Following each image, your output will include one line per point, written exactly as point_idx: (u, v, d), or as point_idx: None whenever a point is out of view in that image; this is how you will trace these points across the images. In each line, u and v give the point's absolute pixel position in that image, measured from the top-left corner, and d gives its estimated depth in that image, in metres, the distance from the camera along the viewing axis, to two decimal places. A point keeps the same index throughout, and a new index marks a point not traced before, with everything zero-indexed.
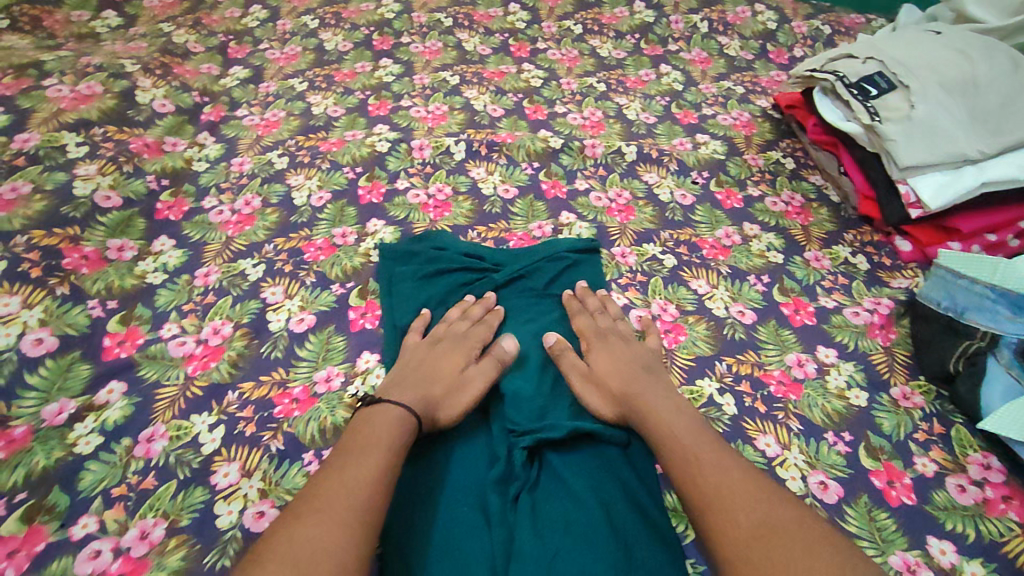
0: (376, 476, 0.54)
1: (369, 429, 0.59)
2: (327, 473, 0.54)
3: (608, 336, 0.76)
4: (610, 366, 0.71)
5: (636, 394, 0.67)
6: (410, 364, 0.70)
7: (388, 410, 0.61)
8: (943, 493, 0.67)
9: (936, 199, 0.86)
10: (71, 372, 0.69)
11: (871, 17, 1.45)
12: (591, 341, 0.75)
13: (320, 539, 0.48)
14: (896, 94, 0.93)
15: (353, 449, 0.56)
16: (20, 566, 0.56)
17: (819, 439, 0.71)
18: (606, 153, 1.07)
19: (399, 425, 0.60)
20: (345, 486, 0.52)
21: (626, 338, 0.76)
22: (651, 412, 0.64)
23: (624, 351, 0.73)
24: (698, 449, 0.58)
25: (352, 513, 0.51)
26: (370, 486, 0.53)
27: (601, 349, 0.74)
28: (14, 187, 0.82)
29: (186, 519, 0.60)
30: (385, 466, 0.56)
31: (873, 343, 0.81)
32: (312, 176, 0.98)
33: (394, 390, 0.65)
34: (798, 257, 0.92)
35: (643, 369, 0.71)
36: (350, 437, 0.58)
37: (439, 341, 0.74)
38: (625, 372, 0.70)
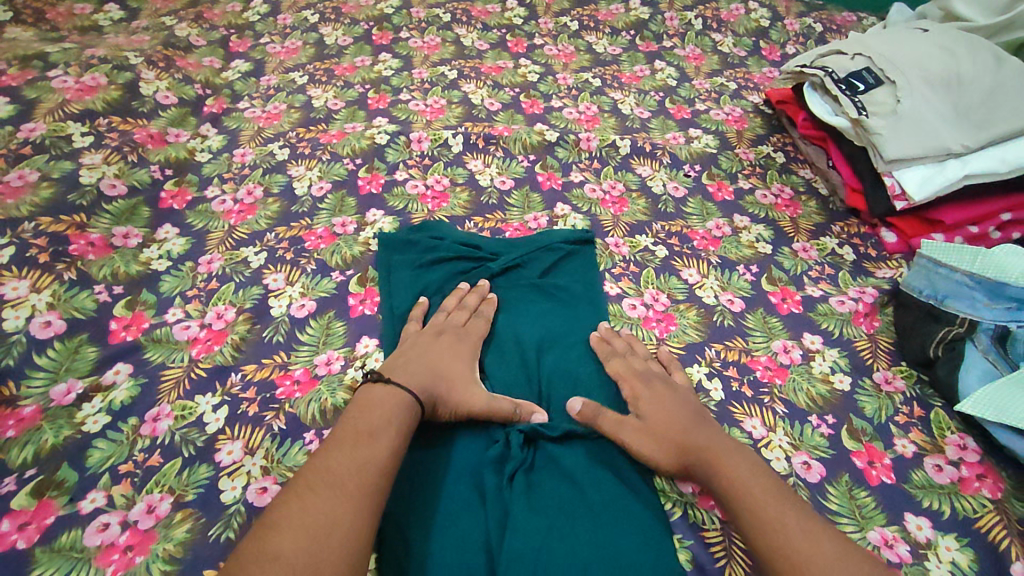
0: (381, 451, 0.57)
1: (374, 408, 0.61)
2: (335, 447, 0.56)
3: (651, 381, 0.72)
4: (664, 419, 0.67)
5: (699, 446, 0.64)
6: (409, 349, 0.72)
7: (389, 390, 0.63)
8: (921, 472, 0.70)
9: (919, 191, 0.89)
10: (78, 354, 0.71)
11: (862, 15, 1.48)
12: (635, 389, 0.71)
13: (328, 512, 0.50)
14: (883, 90, 0.96)
15: (359, 425, 0.59)
16: (32, 537, 0.58)
17: (803, 422, 0.74)
18: (601, 146, 1.09)
19: (402, 403, 0.62)
20: (352, 462, 0.55)
21: (667, 381, 0.73)
22: (720, 466, 0.62)
23: (672, 398, 0.70)
24: (781, 514, 0.57)
25: (359, 485, 0.53)
26: (376, 460, 0.56)
27: (648, 396, 0.70)
28: (21, 175, 0.84)
29: (192, 493, 0.62)
30: (391, 443, 0.58)
31: (857, 330, 0.84)
32: (312, 167, 1.00)
33: (398, 371, 0.67)
34: (786, 248, 0.95)
35: (697, 417, 0.68)
36: (356, 413, 0.61)
37: (443, 331, 0.75)
38: (681, 423, 0.67)
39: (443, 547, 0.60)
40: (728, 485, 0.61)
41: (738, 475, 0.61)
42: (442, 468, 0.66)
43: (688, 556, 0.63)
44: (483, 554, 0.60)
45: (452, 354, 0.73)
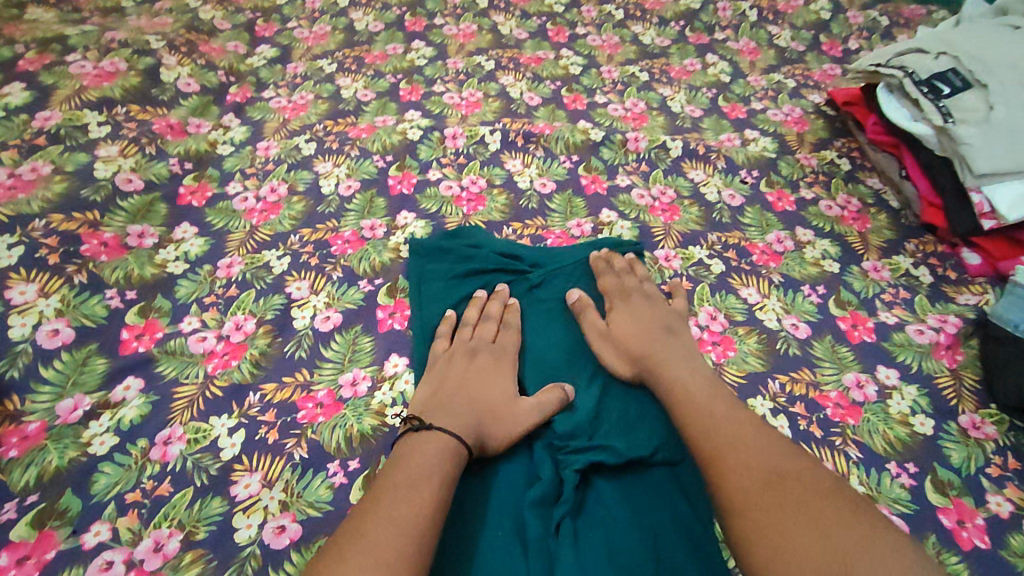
0: (420, 511, 0.50)
1: (416, 458, 0.55)
2: (370, 508, 0.50)
3: (631, 297, 0.75)
4: (627, 325, 0.71)
5: (654, 355, 0.67)
6: (441, 382, 0.65)
7: (432, 439, 0.58)
8: (1020, 537, 0.61)
9: (1013, 212, 0.80)
10: (86, 366, 0.66)
11: (933, 9, 1.37)
12: (614, 302, 0.75)
13: None
14: (972, 94, 0.85)
15: (397, 481, 0.53)
16: (29, 575, 0.52)
17: (881, 470, 0.66)
18: (650, 147, 1.01)
19: (446, 454, 0.56)
20: (391, 523, 0.49)
21: (650, 299, 0.75)
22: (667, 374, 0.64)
23: (645, 310, 0.73)
24: (714, 405, 0.59)
25: (398, 552, 0.47)
26: (417, 521, 0.50)
27: (623, 310, 0.74)
28: (34, 168, 0.78)
29: (203, 531, 0.56)
30: (432, 499, 0.52)
31: (939, 364, 0.75)
32: (340, 164, 0.93)
33: (434, 414, 0.61)
34: (855, 267, 0.86)
35: (665, 331, 0.70)
36: (392, 467, 0.55)
37: (477, 351, 0.69)
38: (642, 332, 0.70)
39: None
40: (673, 394, 0.62)
41: (683, 380, 0.63)
42: (479, 516, 0.60)
43: None
44: None
45: (489, 378, 0.67)
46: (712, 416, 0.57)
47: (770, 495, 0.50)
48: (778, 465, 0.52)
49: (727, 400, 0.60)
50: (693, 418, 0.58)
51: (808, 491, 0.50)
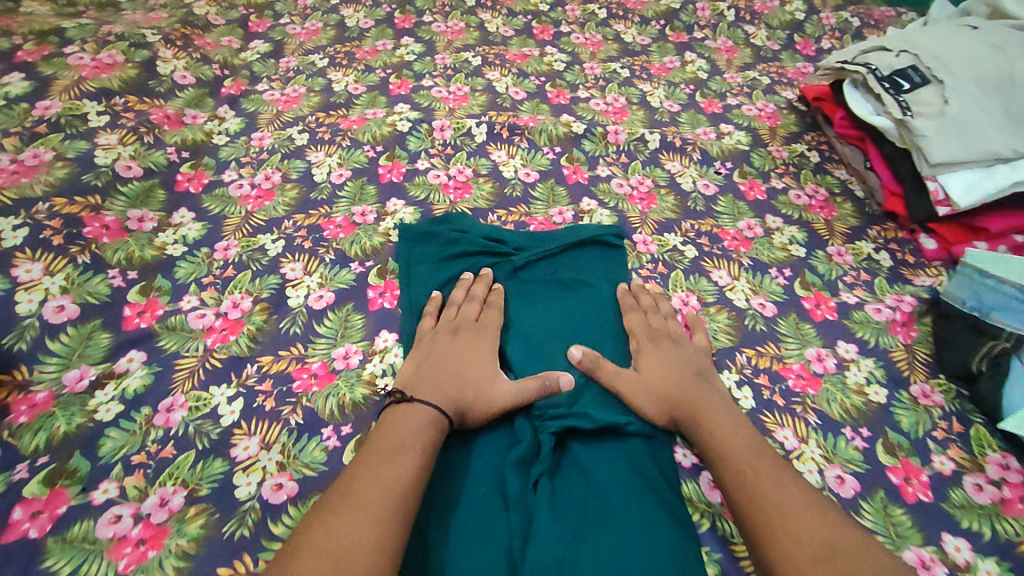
0: (404, 471, 0.55)
1: (402, 424, 0.60)
2: (358, 468, 0.55)
3: (659, 338, 0.74)
4: (659, 370, 0.70)
5: (691, 408, 0.66)
6: (426, 359, 0.69)
7: (413, 410, 0.62)
8: (960, 491, 0.67)
9: (965, 198, 0.85)
10: (91, 340, 0.69)
11: (901, 11, 1.43)
12: (641, 342, 0.74)
13: (353, 534, 0.49)
14: (929, 89, 0.90)
15: (384, 445, 0.57)
16: (43, 527, 0.56)
17: (836, 434, 0.71)
18: (629, 140, 1.06)
19: (430, 421, 0.61)
20: (376, 482, 0.53)
21: (677, 340, 0.74)
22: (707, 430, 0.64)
23: (675, 355, 0.72)
24: (759, 471, 0.59)
25: (383, 506, 0.52)
26: (402, 478, 0.54)
27: (652, 353, 0.73)
28: (35, 154, 0.81)
29: (206, 488, 0.60)
30: (415, 461, 0.56)
31: (894, 340, 0.80)
32: (331, 154, 0.97)
33: (416, 388, 0.65)
34: (820, 252, 0.91)
35: (696, 377, 0.70)
36: (380, 433, 0.59)
37: (459, 329, 0.73)
38: (677, 378, 0.69)
39: (465, 556, 0.58)
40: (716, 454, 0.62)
41: (727, 433, 0.63)
42: (463, 475, 0.64)
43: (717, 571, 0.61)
44: (505, 563, 0.58)
45: (470, 354, 0.70)
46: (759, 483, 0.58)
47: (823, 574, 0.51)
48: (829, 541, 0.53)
49: (771, 463, 0.60)
50: (740, 484, 0.59)
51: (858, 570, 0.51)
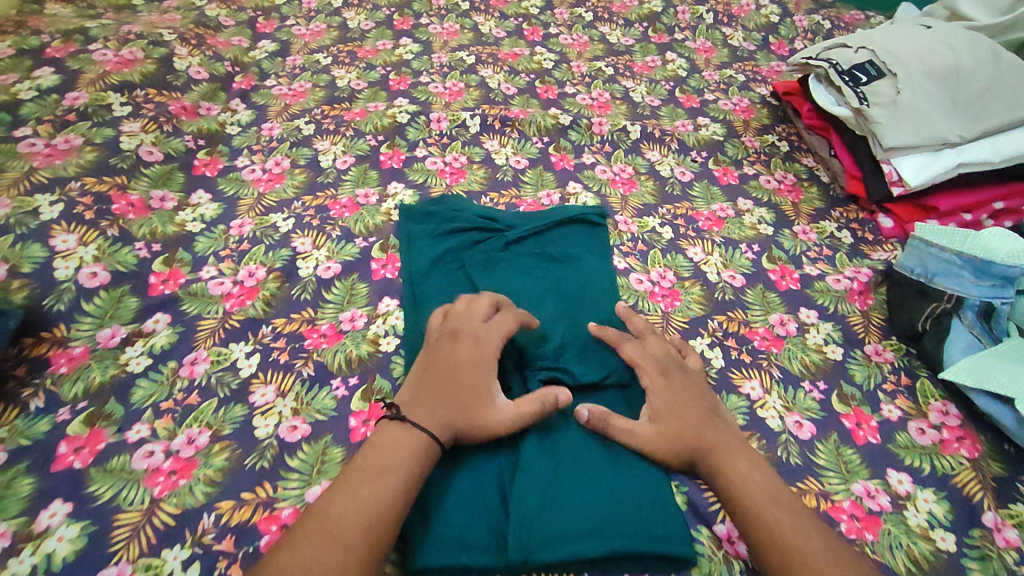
0: (383, 496, 0.54)
1: (391, 444, 0.58)
2: (341, 487, 0.55)
3: (667, 372, 0.69)
4: (673, 412, 0.66)
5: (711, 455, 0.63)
6: (424, 372, 0.66)
7: (406, 433, 0.59)
8: (904, 434, 0.74)
9: (916, 177, 0.93)
10: (122, 303, 0.77)
11: (870, 14, 1.52)
12: (651, 378, 0.69)
13: (320, 560, 0.49)
14: (884, 81, 0.99)
15: (369, 464, 0.56)
16: (86, 459, 0.63)
17: (796, 387, 0.79)
18: (613, 130, 1.14)
19: (422, 446, 0.59)
20: (352, 506, 0.53)
21: (684, 372, 0.70)
22: (727, 473, 0.62)
23: (686, 391, 0.68)
24: (781, 515, 0.57)
25: (355, 534, 0.51)
26: (380, 504, 0.54)
27: (662, 390, 0.68)
28: (66, 140, 0.89)
29: (228, 428, 0.67)
30: (396, 486, 0.55)
31: (851, 306, 0.88)
32: (336, 142, 1.05)
33: (412, 405, 0.62)
34: (787, 230, 0.99)
35: (710, 414, 0.67)
36: (369, 449, 0.58)
37: (459, 335, 0.69)
38: (694, 421, 0.65)
39: (463, 488, 0.63)
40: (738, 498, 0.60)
41: (748, 477, 0.61)
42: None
43: (685, 500, 0.67)
44: (498, 493, 0.63)
45: (468, 364, 0.66)
46: (784, 524, 0.56)
47: None
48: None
49: (793, 506, 0.59)
50: (767, 531, 0.56)
51: None
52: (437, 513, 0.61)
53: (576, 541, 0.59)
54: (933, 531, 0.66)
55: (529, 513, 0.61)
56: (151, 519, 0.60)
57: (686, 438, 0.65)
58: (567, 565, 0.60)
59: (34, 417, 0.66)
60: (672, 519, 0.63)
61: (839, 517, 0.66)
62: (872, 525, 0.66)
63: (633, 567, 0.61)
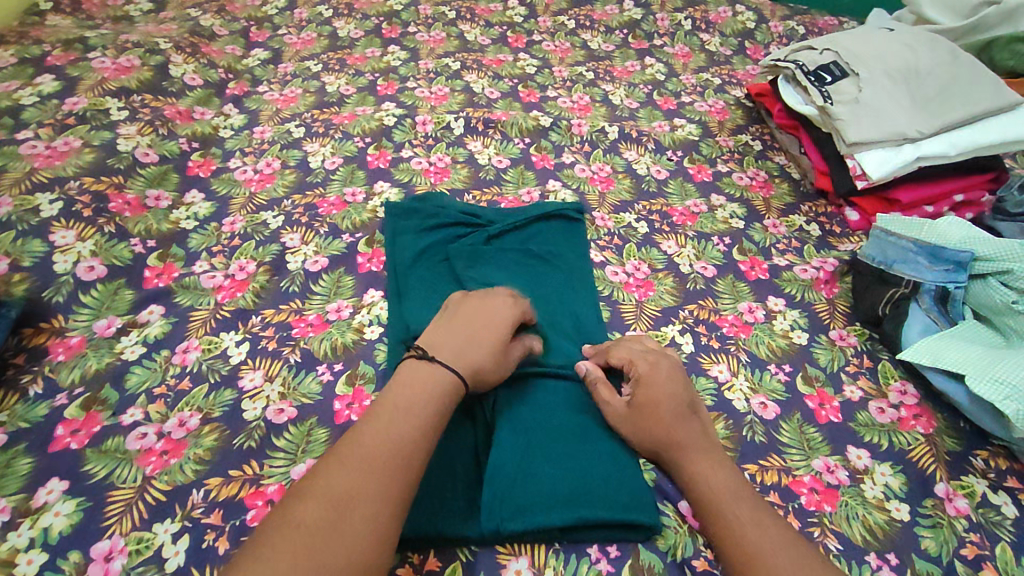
0: (410, 432, 0.57)
1: (400, 418, 0.58)
2: (372, 421, 0.58)
3: (655, 365, 0.71)
4: (652, 403, 0.68)
5: (679, 448, 0.65)
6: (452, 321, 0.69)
7: (433, 371, 0.62)
8: (865, 413, 0.78)
9: (878, 170, 0.97)
10: (117, 295, 0.80)
11: (843, 19, 1.58)
12: (638, 371, 0.70)
13: (354, 486, 0.53)
14: (848, 81, 1.04)
15: (394, 413, 0.58)
16: (82, 441, 0.67)
17: (763, 369, 0.82)
18: (591, 131, 1.19)
19: (447, 385, 0.62)
20: (382, 438, 0.56)
21: (674, 367, 0.72)
22: (690, 469, 0.64)
23: (671, 383, 0.69)
24: (740, 512, 0.60)
25: (384, 465, 0.55)
26: (408, 441, 0.57)
27: (644, 383, 0.69)
28: (66, 142, 0.93)
29: (218, 411, 0.71)
30: (424, 424, 0.58)
31: (818, 295, 0.92)
32: (325, 144, 1.09)
33: (438, 347, 0.65)
34: (758, 224, 1.04)
35: (689, 411, 0.68)
36: (396, 388, 0.61)
37: (484, 298, 0.72)
38: (670, 415, 0.67)
39: (442, 467, 0.67)
40: (701, 492, 0.63)
41: (710, 474, 0.63)
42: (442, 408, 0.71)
43: (652, 476, 0.70)
44: (475, 471, 0.67)
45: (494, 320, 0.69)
46: (742, 523, 0.59)
47: None
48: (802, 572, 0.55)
49: (753, 503, 0.61)
50: (724, 527, 0.60)
51: None
52: (416, 489, 0.65)
53: (547, 512, 0.63)
54: (889, 501, 0.69)
55: (502, 486, 0.65)
56: (143, 495, 0.63)
57: (657, 435, 0.66)
58: (537, 536, 0.63)
59: (33, 402, 0.69)
60: (637, 490, 0.66)
61: (800, 491, 0.70)
62: (831, 498, 0.69)
63: (600, 534, 0.64)
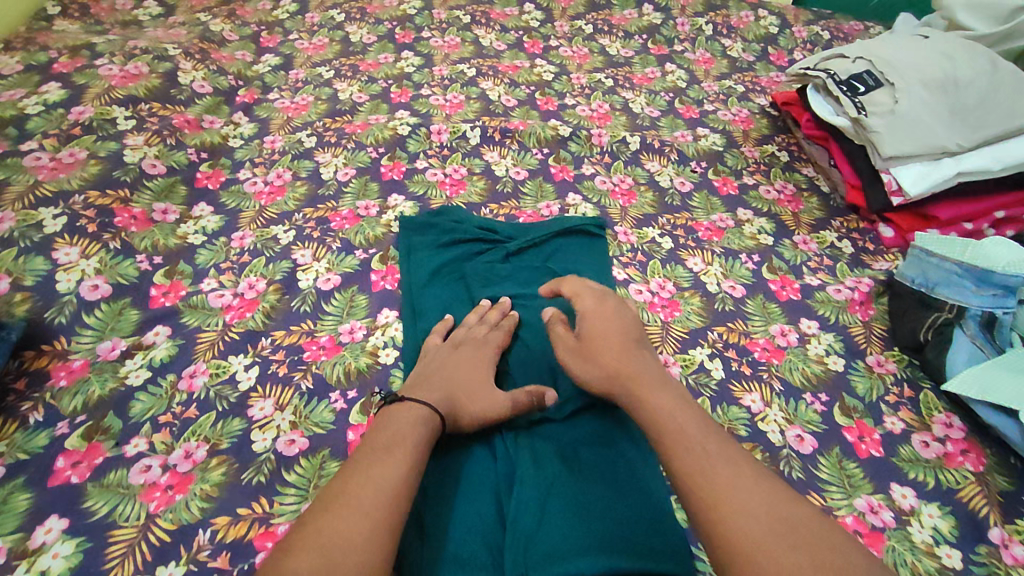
0: (395, 469, 0.56)
1: (383, 457, 0.57)
2: (354, 464, 0.57)
3: (605, 303, 0.72)
4: (603, 334, 0.68)
5: (632, 371, 0.64)
6: (431, 364, 0.71)
7: (407, 407, 0.63)
8: (908, 447, 0.73)
9: (915, 186, 0.93)
10: (122, 316, 0.77)
11: (869, 24, 1.53)
12: (586, 306, 0.71)
13: (345, 527, 0.51)
14: (881, 92, 1.00)
15: (374, 455, 0.57)
16: (83, 474, 0.63)
17: (798, 399, 0.78)
18: (612, 142, 1.14)
19: (422, 419, 0.62)
20: (368, 478, 0.55)
21: (621, 304, 0.72)
22: (647, 394, 0.61)
23: (619, 319, 0.70)
24: (702, 438, 0.56)
25: (372, 503, 0.53)
26: (393, 478, 0.56)
27: (595, 316, 0.70)
28: (71, 153, 0.90)
29: (226, 442, 0.67)
30: (407, 461, 0.58)
31: (853, 317, 0.88)
32: (337, 155, 1.05)
33: (418, 386, 0.67)
34: (787, 240, 0.99)
35: (636, 343, 0.68)
36: (375, 431, 0.61)
37: (463, 342, 0.74)
38: (618, 344, 0.67)
39: (461, 507, 0.63)
40: (655, 418, 0.59)
41: (666, 401, 0.60)
42: (458, 442, 0.68)
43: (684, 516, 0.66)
44: (495, 511, 0.64)
45: (472, 365, 0.71)
46: (705, 452, 0.55)
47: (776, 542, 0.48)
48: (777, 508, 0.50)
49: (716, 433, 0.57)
50: (684, 450, 0.55)
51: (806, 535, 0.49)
52: (433, 530, 0.61)
53: (574, 556, 0.59)
54: (939, 547, 0.65)
55: (525, 529, 0.61)
56: (147, 535, 0.60)
57: (609, 360, 0.65)
58: None
59: (33, 430, 0.66)
60: (669, 537, 0.62)
61: None
62: (876, 542, 0.65)
63: None
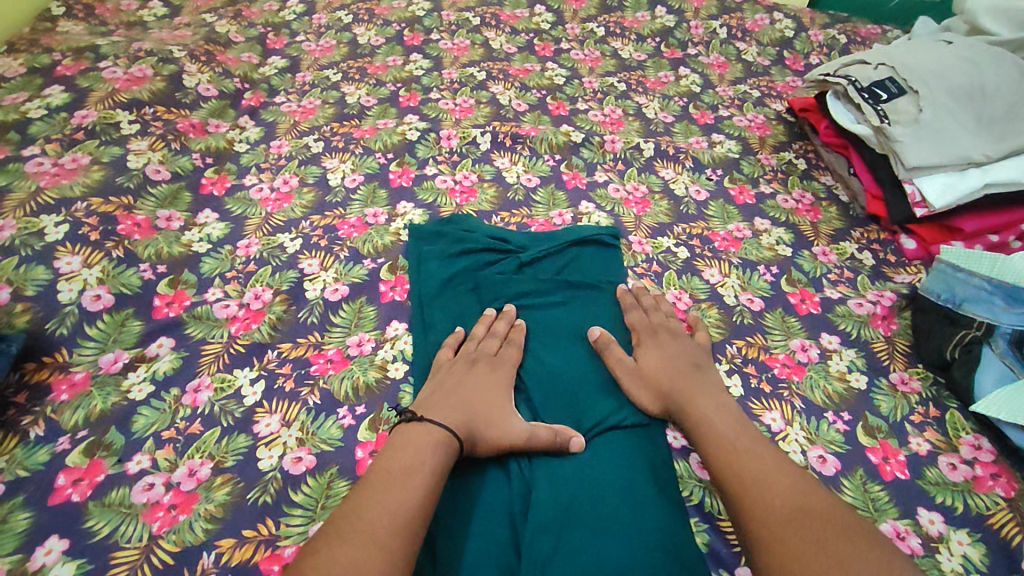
0: (410, 495, 0.55)
1: (399, 483, 0.56)
2: (369, 489, 0.55)
3: (658, 332, 0.77)
4: (658, 360, 0.73)
5: (685, 390, 0.70)
6: (443, 384, 0.69)
7: (422, 429, 0.62)
8: (936, 470, 0.71)
9: (940, 199, 0.90)
10: (125, 327, 0.75)
11: (887, 28, 1.50)
12: (642, 337, 0.77)
13: (358, 557, 0.49)
14: (905, 99, 0.97)
15: (389, 481, 0.56)
16: (84, 492, 0.61)
17: (820, 418, 0.75)
18: (625, 148, 1.12)
19: (438, 443, 0.61)
20: (382, 505, 0.53)
21: (676, 334, 0.77)
22: (695, 408, 0.68)
23: (675, 346, 0.75)
24: (738, 442, 0.63)
25: (386, 531, 0.51)
26: (408, 505, 0.54)
27: (651, 344, 0.76)
28: (74, 158, 0.88)
29: (231, 460, 0.65)
30: (422, 487, 0.56)
31: (875, 332, 0.85)
32: (345, 160, 1.03)
33: (431, 409, 0.65)
34: (806, 251, 0.97)
35: (693, 367, 0.73)
36: (390, 454, 0.59)
37: (477, 361, 0.72)
38: (672, 369, 0.72)
39: (475, 533, 0.61)
40: (699, 427, 0.66)
41: (710, 413, 0.67)
42: (472, 465, 0.66)
43: (705, 540, 0.64)
44: (509, 536, 0.61)
45: (486, 387, 0.69)
46: (740, 454, 0.62)
47: (793, 523, 0.55)
48: (799, 500, 0.57)
49: (754, 439, 0.64)
50: (721, 454, 0.63)
51: (824, 521, 0.55)
52: (445, 557, 0.59)
53: None
54: None
55: (542, 555, 0.59)
56: (150, 557, 0.58)
57: (662, 381, 0.71)
58: None
59: (32, 446, 0.64)
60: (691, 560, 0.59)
61: None
62: None
63: None
